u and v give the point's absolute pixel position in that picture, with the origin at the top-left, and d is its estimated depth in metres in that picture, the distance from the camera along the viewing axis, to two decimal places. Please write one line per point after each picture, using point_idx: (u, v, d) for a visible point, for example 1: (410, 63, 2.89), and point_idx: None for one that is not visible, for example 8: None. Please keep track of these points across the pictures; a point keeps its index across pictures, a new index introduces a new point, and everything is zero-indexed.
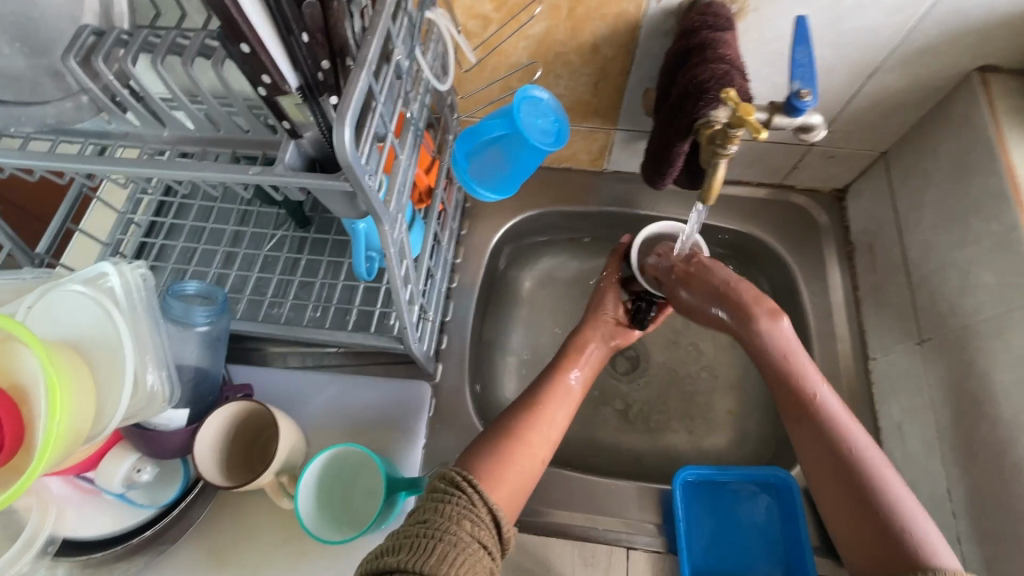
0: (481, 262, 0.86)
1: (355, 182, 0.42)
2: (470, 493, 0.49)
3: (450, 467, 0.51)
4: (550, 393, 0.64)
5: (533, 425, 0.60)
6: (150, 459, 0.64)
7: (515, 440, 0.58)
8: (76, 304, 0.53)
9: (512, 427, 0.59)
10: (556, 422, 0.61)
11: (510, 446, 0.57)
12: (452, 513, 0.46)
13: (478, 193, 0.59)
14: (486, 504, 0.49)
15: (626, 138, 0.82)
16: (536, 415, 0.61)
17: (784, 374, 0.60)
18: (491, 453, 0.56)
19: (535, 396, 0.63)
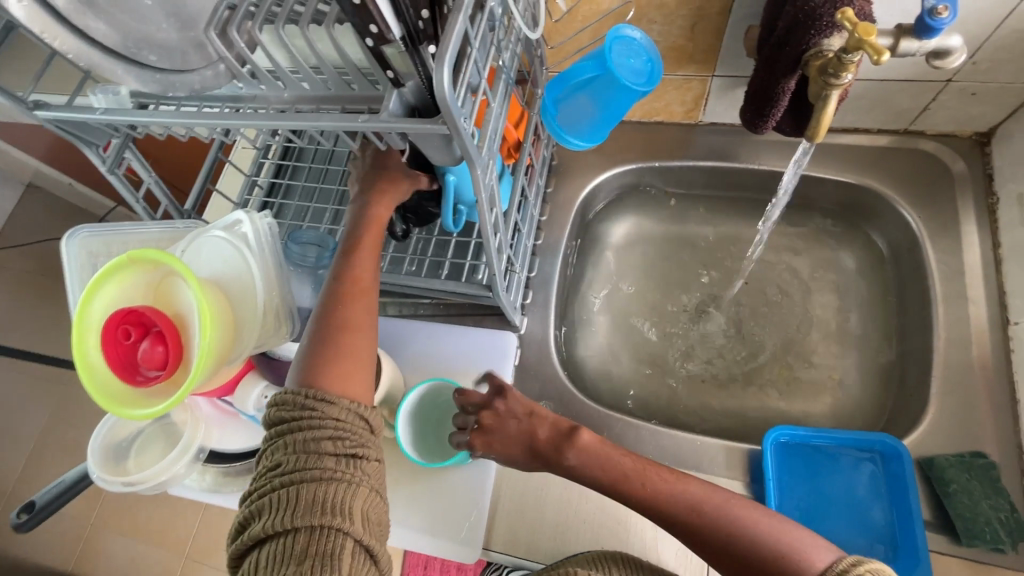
0: (568, 218, 0.86)
1: (452, 124, 0.44)
2: (322, 406, 0.53)
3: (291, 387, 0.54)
4: (345, 305, 0.59)
5: (338, 325, 0.58)
6: (275, 389, 0.73)
7: (333, 336, 0.58)
8: (220, 246, 0.62)
9: (327, 332, 0.58)
10: (355, 333, 0.58)
11: (335, 336, 0.57)
12: (304, 447, 0.51)
13: (565, 141, 0.59)
14: (342, 417, 0.53)
15: (725, 85, 0.77)
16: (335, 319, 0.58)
17: (617, 486, 0.56)
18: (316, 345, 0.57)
19: (328, 319, 0.58)
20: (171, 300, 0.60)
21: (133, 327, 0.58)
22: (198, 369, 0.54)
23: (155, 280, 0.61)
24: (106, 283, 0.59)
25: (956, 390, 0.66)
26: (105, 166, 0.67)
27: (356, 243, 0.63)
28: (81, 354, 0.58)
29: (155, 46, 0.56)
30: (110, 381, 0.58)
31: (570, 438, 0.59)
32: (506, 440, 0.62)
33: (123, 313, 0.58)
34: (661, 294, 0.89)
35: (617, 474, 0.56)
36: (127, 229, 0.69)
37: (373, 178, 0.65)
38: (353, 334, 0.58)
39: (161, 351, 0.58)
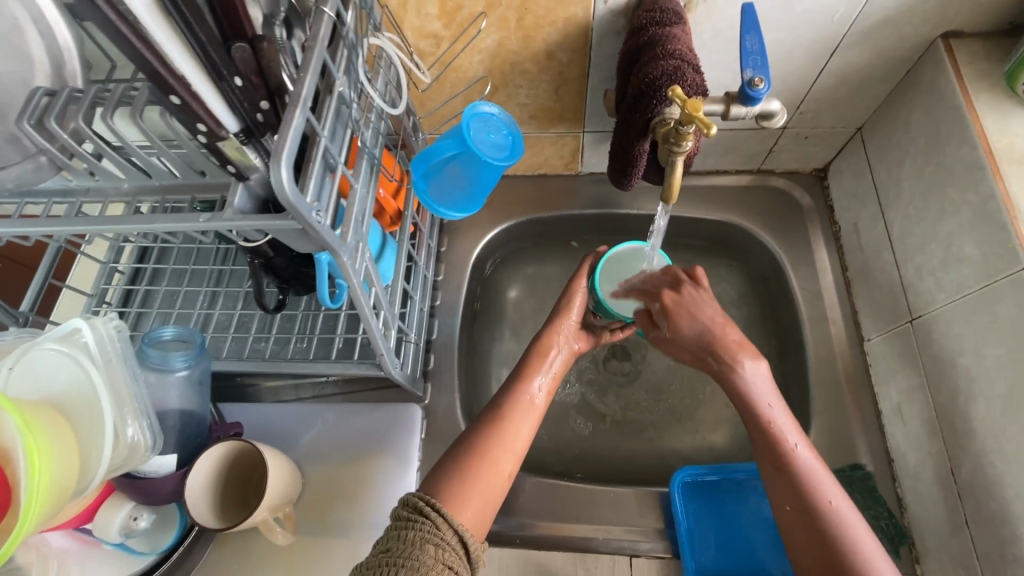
0: (463, 277, 0.85)
1: (302, 219, 0.42)
2: (432, 517, 0.47)
3: (413, 492, 0.49)
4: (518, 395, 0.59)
5: (496, 440, 0.56)
6: (146, 506, 0.65)
7: (477, 459, 0.54)
8: (54, 361, 0.54)
9: (476, 446, 0.55)
10: (521, 436, 0.57)
11: (474, 465, 0.53)
12: (414, 538, 0.44)
13: (438, 213, 0.58)
14: (451, 528, 0.47)
15: (596, 139, 0.81)
16: (503, 429, 0.56)
17: (764, 428, 0.55)
18: (452, 473, 0.53)
19: (495, 405, 0.59)
20: None
21: None
22: (26, 519, 0.46)
23: None
24: None
25: (830, 407, 0.71)
26: None
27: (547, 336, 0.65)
28: None
29: None
30: None
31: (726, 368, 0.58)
32: (690, 327, 0.60)
33: None
34: None
35: (770, 413, 0.56)
36: None
37: (523, 360, 0.63)
38: (507, 452, 0.55)
39: None
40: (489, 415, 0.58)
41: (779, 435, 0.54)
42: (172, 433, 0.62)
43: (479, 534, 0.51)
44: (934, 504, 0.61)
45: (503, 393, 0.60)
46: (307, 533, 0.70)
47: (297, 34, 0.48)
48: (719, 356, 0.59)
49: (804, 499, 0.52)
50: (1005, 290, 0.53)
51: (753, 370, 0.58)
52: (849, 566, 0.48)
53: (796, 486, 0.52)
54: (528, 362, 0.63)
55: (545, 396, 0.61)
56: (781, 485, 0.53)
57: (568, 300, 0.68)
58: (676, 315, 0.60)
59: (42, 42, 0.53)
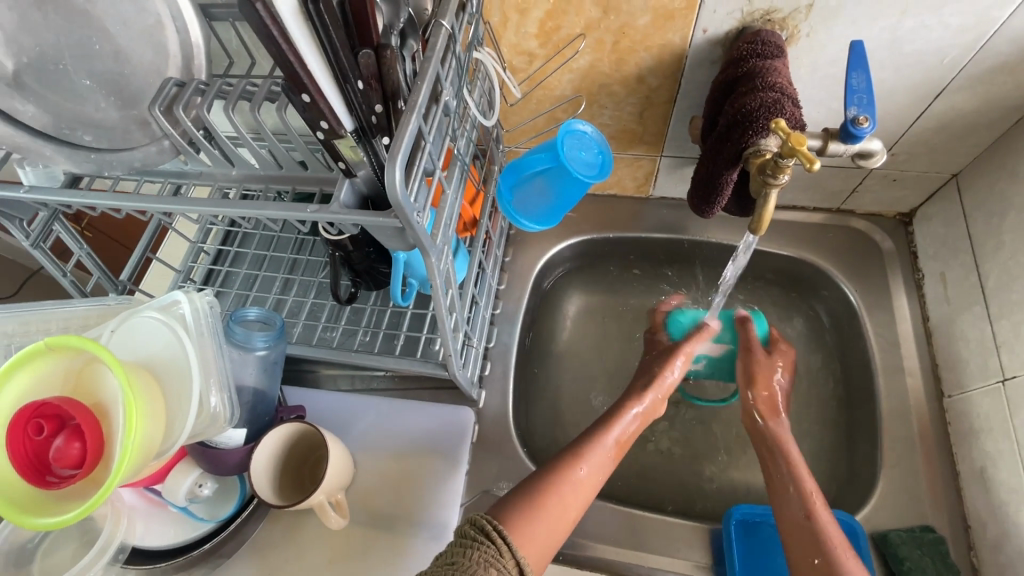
0: (525, 288, 0.86)
1: (404, 217, 0.44)
2: (497, 543, 0.48)
3: (480, 514, 0.51)
4: (592, 449, 0.64)
5: (572, 481, 0.60)
6: (211, 475, 0.68)
7: (548, 494, 0.57)
8: (153, 329, 0.58)
9: (548, 484, 0.58)
10: (594, 480, 0.62)
11: (544, 500, 0.57)
12: (480, 560, 0.46)
13: (520, 225, 0.59)
14: (513, 556, 0.48)
15: (673, 164, 0.81)
16: (576, 469, 0.61)
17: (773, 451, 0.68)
18: (525, 501, 0.57)
19: (572, 450, 0.63)
20: (92, 389, 0.55)
21: (47, 419, 0.53)
22: (118, 474, 0.49)
23: (77, 368, 0.56)
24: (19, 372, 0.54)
25: (902, 462, 0.68)
26: (27, 240, 0.62)
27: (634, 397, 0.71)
28: None
29: (93, 126, 0.55)
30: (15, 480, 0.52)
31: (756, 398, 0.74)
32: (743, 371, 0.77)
33: (35, 406, 0.53)
34: (619, 365, 0.89)
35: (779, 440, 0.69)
36: (50, 307, 0.63)
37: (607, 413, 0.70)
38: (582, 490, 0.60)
39: (77, 449, 0.52)
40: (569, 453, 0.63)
41: (797, 475, 0.64)
42: (244, 408, 0.65)
43: (536, 570, 0.54)
44: None
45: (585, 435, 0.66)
46: (355, 521, 0.72)
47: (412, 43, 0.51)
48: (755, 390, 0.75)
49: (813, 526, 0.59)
50: None
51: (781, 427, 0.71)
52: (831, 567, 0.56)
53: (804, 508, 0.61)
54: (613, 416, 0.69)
55: (589, 471, 0.62)
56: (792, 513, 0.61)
57: (669, 370, 0.75)
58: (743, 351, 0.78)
59: (177, 37, 0.55)
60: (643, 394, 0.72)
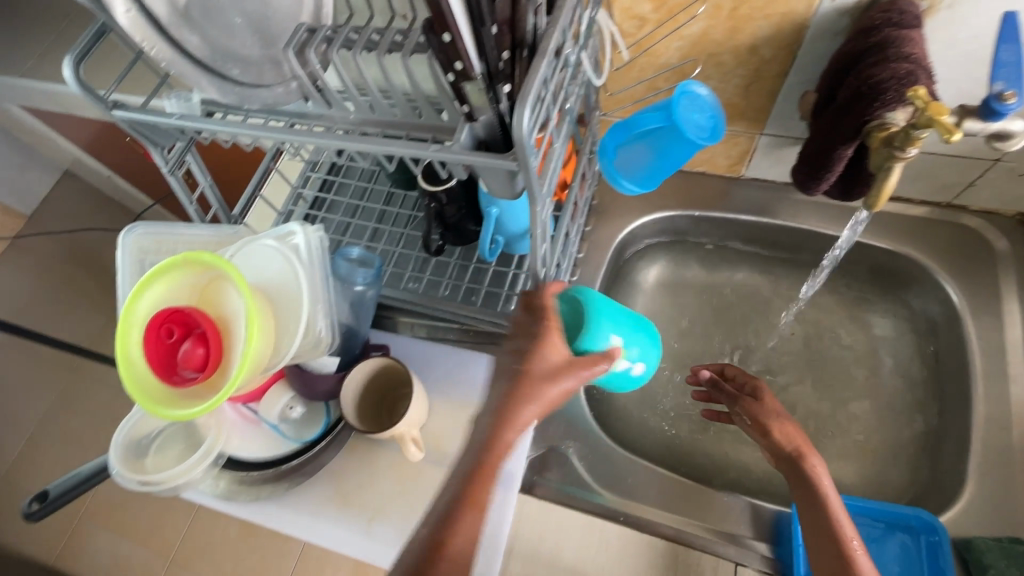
0: (604, 259, 0.87)
1: (522, 160, 0.46)
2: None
3: (382, 575, 0.49)
4: (482, 479, 0.50)
5: (470, 518, 0.50)
6: (300, 399, 0.75)
7: (443, 534, 0.49)
8: (270, 254, 0.63)
9: (430, 521, 0.50)
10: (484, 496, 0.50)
11: (433, 544, 0.49)
12: None
13: (622, 187, 0.61)
14: None
15: (773, 144, 0.79)
16: (475, 503, 0.50)
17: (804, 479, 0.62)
18: (414, 550, 0.49)
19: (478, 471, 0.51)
20: (217, 303, 0.61)
21: (177, 326, 0.59)
22: (238, 377, 0.55)
23: (203, 282, 0.61)
24: (155, 281, 0.60)
25: (994, 471, 0.64)
26: (166, 166, 0.68)
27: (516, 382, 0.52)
28: (123, 347, 0.59)
29: (240, 61, 0.59)
30: (146, 376, 0.59)
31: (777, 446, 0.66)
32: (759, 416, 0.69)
33: (168, 312, 0.59)
34: (690, 343, 0.89)
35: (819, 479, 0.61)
36: (178, 231, 0.69)
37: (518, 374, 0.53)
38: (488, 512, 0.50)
39: (201, 353, 0.58)
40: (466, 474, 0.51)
41: (837, 518, 0.58)
42: (341, 338, 0.71)
43: None
44: None
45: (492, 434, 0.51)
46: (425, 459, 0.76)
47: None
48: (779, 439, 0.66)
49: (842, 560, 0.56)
50: None
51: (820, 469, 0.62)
52: None
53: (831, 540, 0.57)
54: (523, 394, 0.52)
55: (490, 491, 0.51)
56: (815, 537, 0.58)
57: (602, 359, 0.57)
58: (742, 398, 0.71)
59: None
60: (555, 375, 0.53)
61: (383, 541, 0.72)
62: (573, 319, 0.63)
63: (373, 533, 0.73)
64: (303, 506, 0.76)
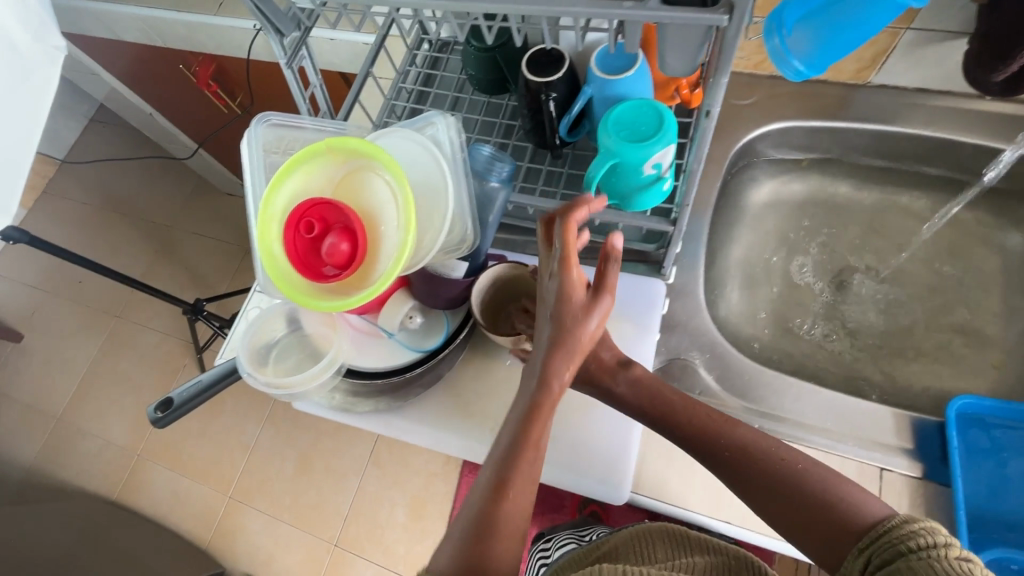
0: (719, 171, 0.83)
1: (738, 13, 0.43)
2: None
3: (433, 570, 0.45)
4: (535, 421, 0.50)
5: (517, 476, 0.48)
6: (418, 309, 0.72)
7: (502, 494, 0.47)
8: (409, 146, 0.60)
9: (497, 491, 0.47)
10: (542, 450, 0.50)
11: (504, 494, 0.47)
12: None
13: (790, 70, 0.57)
14: None
15: (917, 41, 0.73)
16: (514, 459, 0.48)
17: (693, 429, 0.54)
18: (480, 517, 0.46)
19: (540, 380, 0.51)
20: (357, 196, 0.58)
21: (316, 220, 0.56)
22: (399, 266, 0.54)
23: (341, 174, 0.58)
24: (297, 170, 0.57)
25: None
26: (286, 58, 0.64)
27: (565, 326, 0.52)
28: (266, 242, 0.56)
29: None
30: (287, 271, 0.56)
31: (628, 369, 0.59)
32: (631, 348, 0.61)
33: (309, 205, 0.56)
34: (801, 263, 0.87)
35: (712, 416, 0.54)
36: (305, 126, 0.65)
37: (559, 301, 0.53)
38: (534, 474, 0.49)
39: (346, 248, 0.55)
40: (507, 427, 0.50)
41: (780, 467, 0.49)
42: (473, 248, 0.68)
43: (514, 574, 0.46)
44: None
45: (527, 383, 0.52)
46: None
47: None
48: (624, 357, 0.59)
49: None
50: None
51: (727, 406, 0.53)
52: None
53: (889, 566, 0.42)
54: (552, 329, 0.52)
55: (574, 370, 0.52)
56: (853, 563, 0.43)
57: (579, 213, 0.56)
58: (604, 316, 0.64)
59: None
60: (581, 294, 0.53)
61: None
62: (635, 120, 0.64)
63: None
64: (421, 418, 0.76)
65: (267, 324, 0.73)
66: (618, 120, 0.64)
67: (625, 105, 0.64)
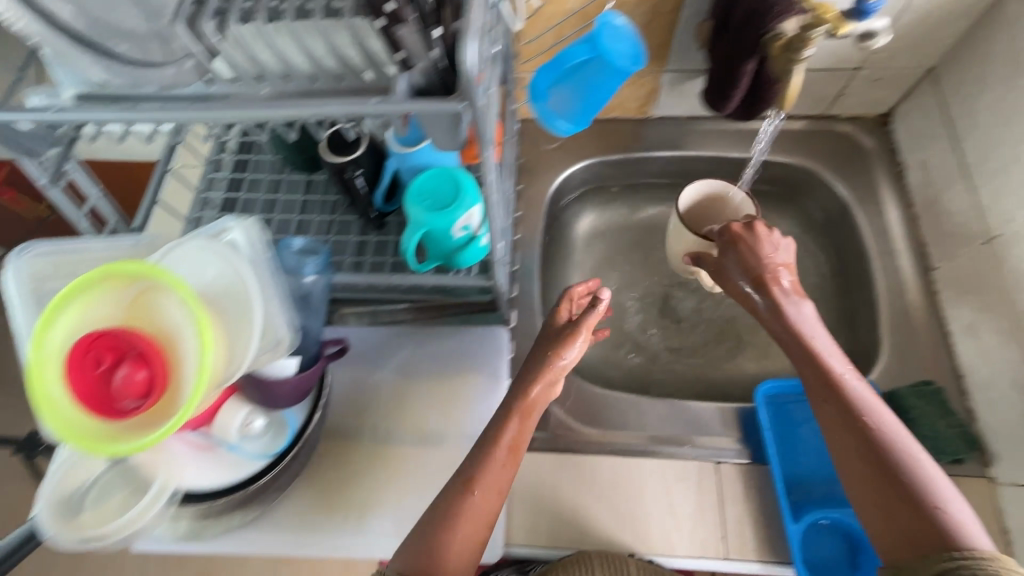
0: (540, 214, 0.89)
1: (470, 99, 0.45)
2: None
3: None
4: (484, 471, 0.58)
5: (463, 515, 0.56)
6: (258, 412, 0.66)
7: (450, 522, 0.55)
8: (202, 259, 0.56)
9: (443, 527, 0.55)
10: (489, 501, 0.57)
11: (457, 516, 0.55)
12: None
13: (557, 126, 0.62)
14: None
15: (674, 80, 0.84)
16: (466, 499, 0.57)
17: (811, 360, 0.63)
18: (416, 547, 0.54)
19: (510, 412, 0.62)
20: (152, 316, 0.50)
21: (106, 352, 0.48)
22: (201, 392, 0.47)
23: (131, 296, 0.50)
24: (66, 303, 0.47)
25: (901, 331, 0.76)
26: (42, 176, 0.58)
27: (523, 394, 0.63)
28: (39, 387, 0.45)
29: (124, 35, 0.52)
30: (73, 416, 0.46)
31: (767, 287, 0.68)
32: (751, 254, 0.69)
33: (94, 335, 0.48)
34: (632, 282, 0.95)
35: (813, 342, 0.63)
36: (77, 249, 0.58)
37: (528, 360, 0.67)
38: (488, 497, 0.58)
39: (143, 377, 0.47)
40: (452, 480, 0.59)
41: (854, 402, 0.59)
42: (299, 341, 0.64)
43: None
44: (1009, 407, 0.64)
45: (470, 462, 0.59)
46: (404, 439, 0.75)
47: None
48: (772, 296, 0.67)
49: (883, 475, 0.56)
50: None
51: (797, 310, 0.66)
52: (915, 505, 0.54)
53: (877, 466, 0.56)
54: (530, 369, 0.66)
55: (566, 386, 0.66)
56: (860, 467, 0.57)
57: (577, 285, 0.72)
58: (744, 245, 0.70)
59: None
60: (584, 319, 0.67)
61: (380, 533, 0.70)
62: (432, 190, 0.66)
63: (368, 528, 0.71)
64: (281, 524, 0.72)
65: (77, 468, 0.58)
66: (420, 189, 0.66)
67: (425, 175, 0.67)
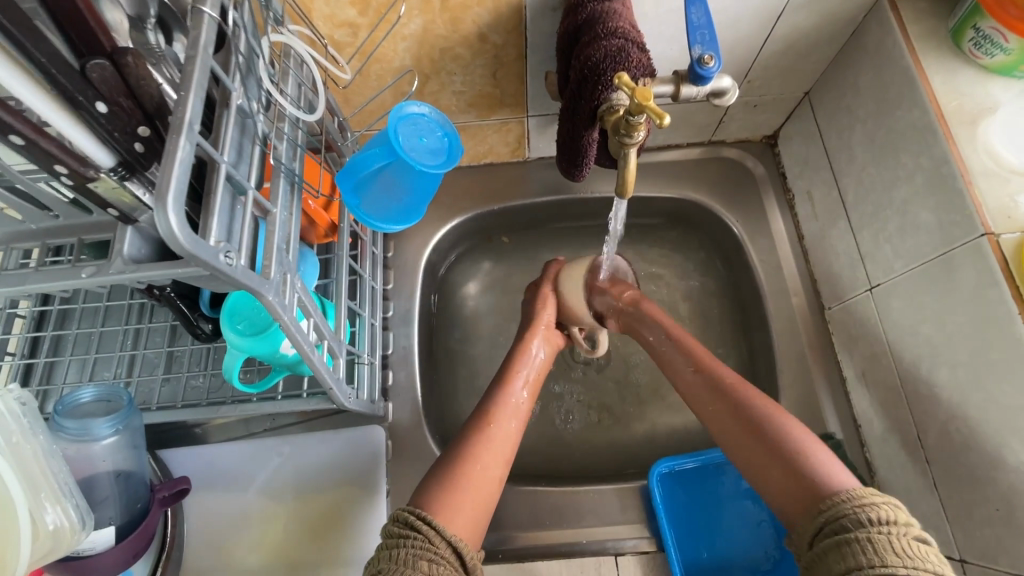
0: (415, 283, 0.80)
1: (205, 263, 0.35)
2: (424, 530, 0.47)
3: (402, 508, 0.50)
4: (471, 457, 0.56)
5: (477, 461, 0.56)
6: None
7: (465, 466, 0.55)
8: None
9: (448, 475, 0.54)
10: (494, 466, 0.57)
11: (462, 474, 0.54)
12: (405, 558, 0.45)
13: (373, 226, 0.53)
14: (445, 540, 0.48)
15: (542, 123, 0.76)
16: (471, 462, 0.56)
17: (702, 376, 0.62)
18: (442, 482, 0.54)
19: (504, 378, 0.65)
20: None
21: None
22: None
23: None
24: None
25: (797, 381, 0.71)
26: None
27: (512, 360, 0.68)
28: None
29: None
30: None
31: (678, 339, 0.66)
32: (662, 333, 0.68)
33: None
34: None
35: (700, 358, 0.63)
36: None
37: (498, 374, 0.66)
38: (493, 468, 0.56)
39: None
40: (434, 475, 0.55)
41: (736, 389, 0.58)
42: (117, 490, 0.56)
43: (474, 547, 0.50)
44: (903, 467, 0.61)
45: (463, 436, 0.59)
46: None
47: (177, 38, 0.41)
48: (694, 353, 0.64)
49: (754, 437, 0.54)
50: (966, 258, 0.51)
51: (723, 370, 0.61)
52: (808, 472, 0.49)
53: (757, 434, 0.54)
54: (488, 403, 0.62)
55: (528, 393, 0.65)
56: (739, 435, 0.56)
57: (540, 308, 0.74)
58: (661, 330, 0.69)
59: None
60: (542, 304, 0.74)
61: None
62: (246, 314, 0.56)
63: None
64: None
65: None
66: (235, 311, 0.56)
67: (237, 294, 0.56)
